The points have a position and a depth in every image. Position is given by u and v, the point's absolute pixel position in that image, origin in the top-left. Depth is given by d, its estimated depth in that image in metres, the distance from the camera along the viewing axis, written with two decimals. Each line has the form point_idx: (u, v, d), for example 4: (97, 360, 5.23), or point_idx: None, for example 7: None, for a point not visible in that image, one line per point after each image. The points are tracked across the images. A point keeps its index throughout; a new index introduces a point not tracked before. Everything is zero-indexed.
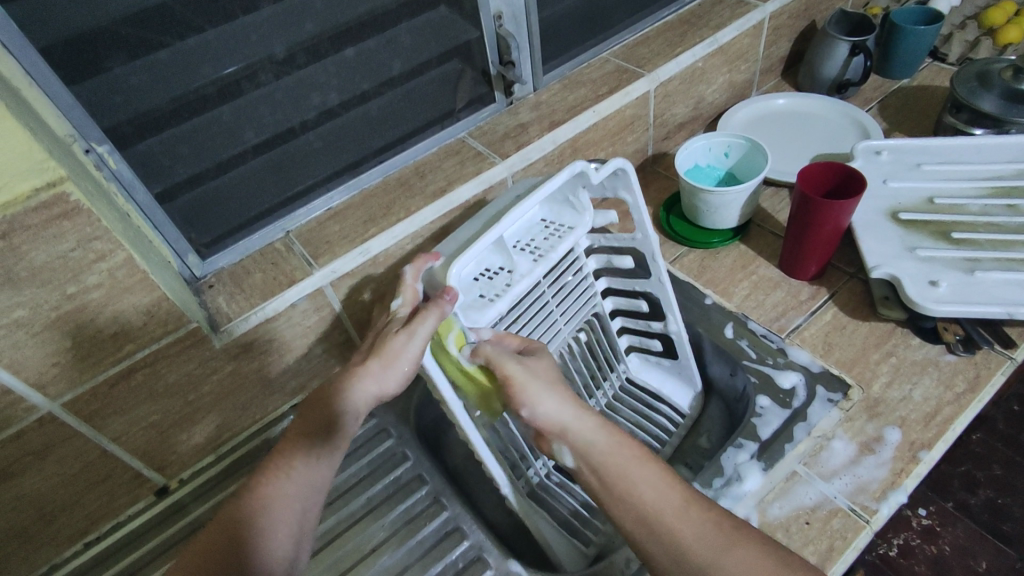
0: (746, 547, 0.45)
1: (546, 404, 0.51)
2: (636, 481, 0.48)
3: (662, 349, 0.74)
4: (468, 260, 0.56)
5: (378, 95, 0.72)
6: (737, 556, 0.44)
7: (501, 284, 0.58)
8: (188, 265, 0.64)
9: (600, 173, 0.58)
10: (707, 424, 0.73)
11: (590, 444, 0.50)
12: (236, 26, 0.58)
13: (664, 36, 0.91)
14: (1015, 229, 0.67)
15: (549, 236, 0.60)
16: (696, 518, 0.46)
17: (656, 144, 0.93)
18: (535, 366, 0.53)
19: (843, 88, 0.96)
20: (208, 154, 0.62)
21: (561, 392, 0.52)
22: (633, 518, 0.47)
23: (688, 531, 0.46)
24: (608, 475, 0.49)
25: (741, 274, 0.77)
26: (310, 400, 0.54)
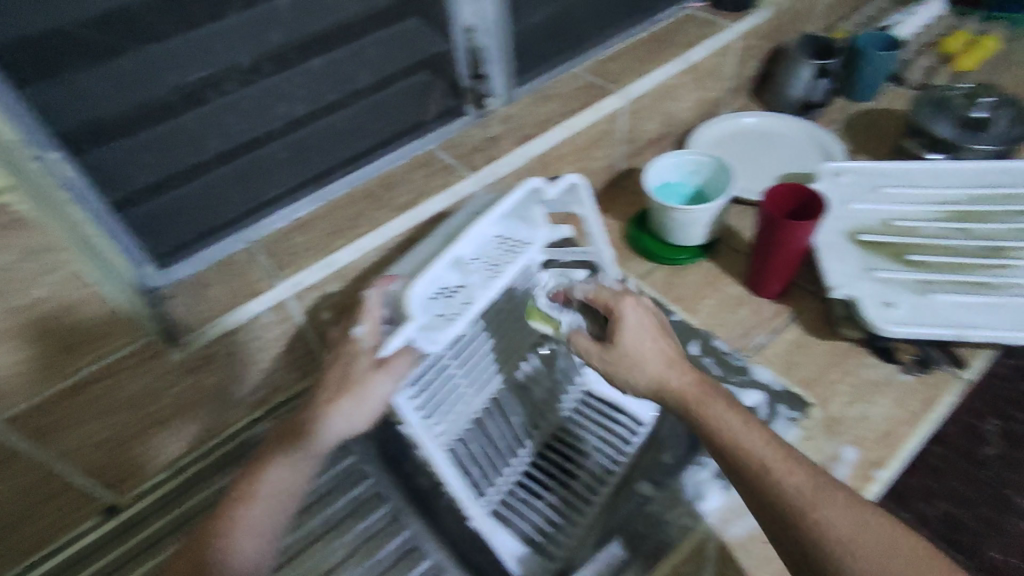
0: (837, 502, 0.47)
1: (633, 378, 0.56)
2: (738, 435, 0.51)
3: None
4: (430, 280, 0.54)
5: (346, 106, 0.72)
6: (827, 502, 0.47)
7: (460, 302, 0.57)
8: (146, 275, 0.62)
9: (553, 195, 0.62)
10: (668, 439, 0.70)
11: (688, 402, 0.54)
12: (203, 34, 0.57)
13: (634, 53, 0.92)
14: (968, 253, 0.69)
15: (505, 254, 0.62)
16: (795, 476, 0.49)
17: (626, 160, 0.93)
18: (621, 340, 0.57)
19: (808, 108, 0.99)
20: (169, 162, 0.61)
21: (652, 355, 0.56)
22: (741, 471, 0.50)
23: (789, 485, 0.48)
24: (703, 428, 0.53)
25: (707, 291, 0.78)
26: (273, 444, 0.57)
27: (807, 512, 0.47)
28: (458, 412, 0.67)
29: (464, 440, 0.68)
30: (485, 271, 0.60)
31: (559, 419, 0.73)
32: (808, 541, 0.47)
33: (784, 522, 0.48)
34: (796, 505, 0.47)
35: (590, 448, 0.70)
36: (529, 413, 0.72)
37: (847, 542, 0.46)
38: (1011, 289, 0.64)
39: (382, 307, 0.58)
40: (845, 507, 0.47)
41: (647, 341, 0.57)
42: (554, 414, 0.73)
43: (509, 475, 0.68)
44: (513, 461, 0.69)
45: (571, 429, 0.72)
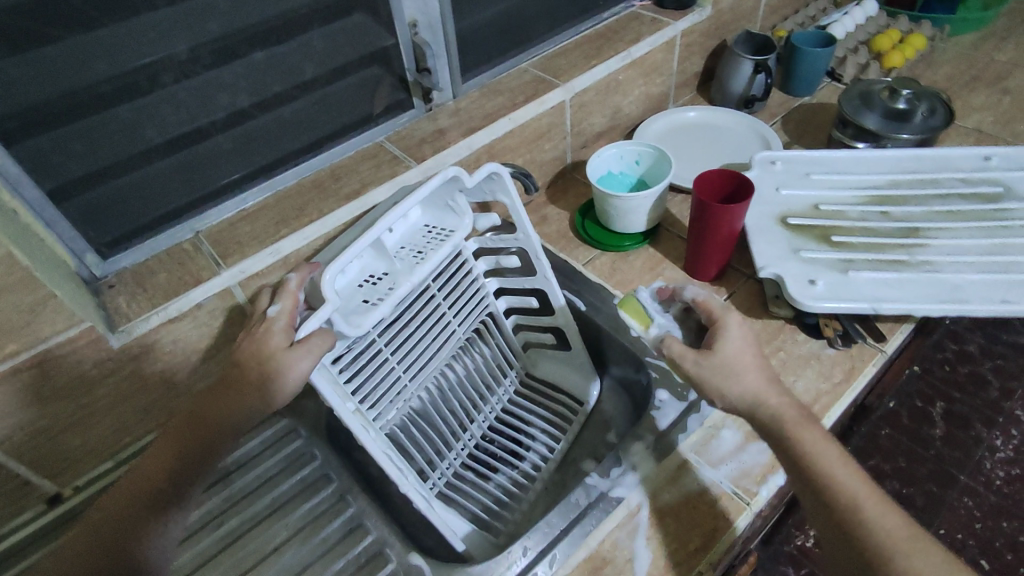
0: (934, 549, 0.45)
1: (726, 392, 0.57)
2: (832, 467, 0.51)
3: (555, 341, 0.80)
4: (344, 267, 0.57)
5: (292, 99, 0.73)
6: (923, 558, 0.45)
7: (384, 288, 0.59)
8: (86, 265, 0.64)
9: (474, 177, 0.61)
10: (611, 412, 0.78)
11: (783, 425, 0.54)
12: (132, 24, 0.58)
13: (580, 49, 0.95)
14: (887, 233, 0.73)
15: (431, 241, 0.63)
16: (893, 519, 0.47)
17: (574, 153, 0.96)
18: (736, 352, 0.58)
19: (749, 104, 1.03)
20: (105, 152, 0.61)
21: (752, 377, 0.56)
22: (829, 504, 0.49)
23: (885, 524, 0.47)
24: (792, 456, 0.52)
25: (650, 275, 0.81)
26: (188, 425, 0.57)
27: (893, 559, 0.45)
28: (396, 399, 0.67)
29: (404, 428, 0.69)
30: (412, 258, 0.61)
31: (500, 404, 0.79)
32: None
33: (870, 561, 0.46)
34: (887, 552, 0.45)
35: (537, 430, 0.77)
36: (472, 400, 0.76)
37: None
38: (924, 266, 0.68)
39: (304, 291, 0.59)
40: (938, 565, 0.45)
41: (750, 355, 0.58)
42: (495, 398, 0.79)
43: (453, 459, 0.73)
44: (456, 444, 0.73)
45: (511, 409, 0.79)
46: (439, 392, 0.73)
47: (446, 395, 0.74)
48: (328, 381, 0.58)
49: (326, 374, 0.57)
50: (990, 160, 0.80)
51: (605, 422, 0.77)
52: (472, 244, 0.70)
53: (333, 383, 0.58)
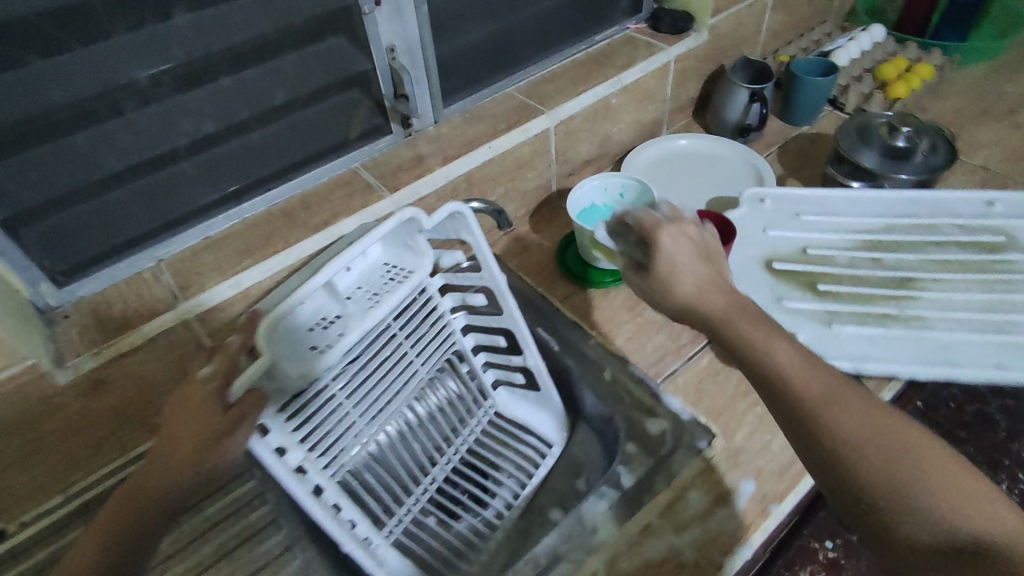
0: (852, 399, 0.43)
1: (663, 305, 0.53)
2: (752, 336, 0.48)
3: (525, 382, 0.78)
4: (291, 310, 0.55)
5: (260, 124, 0.70)
6: (850, 409, 0.43)
7: (334, 334, 0.57)
8: (40, 294, 0.61)
9: (434, 218, 0.59)
10: (580, 461, 0.76)
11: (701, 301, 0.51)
12: (86, 52, 0.55)
13: (570, 73, 0.92)
14: (877, 283, 0.69)
15: (388, 281, 0.61)
16: (813, 379, 0.45)
17: (560, 181, 0.93)
18: (676, 263, 0.53)
19: (744, 133, 0.99)
20: (62, 180, 0.60)
21: (688, 281, 0.52)
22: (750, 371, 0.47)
23: (804, 381, 0.45)
24: (716, 333, 0.50)
25: (628, 315, 0.79)
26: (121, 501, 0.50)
27: (807, 413, 0.43)
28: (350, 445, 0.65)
29: (359, 474, 0.69)
30: (367, 299, 0.60)
31: (466, 446, 0.77)
32: (810, 433, 0.43)
33: (790, 416, 0.44)
34: (800, 409, 0.44)
35: (503, 475, 0.76)
36: (434, 443, 0.75)
37: (852, 440, 0.42)
38: (914, 320, 0.65)
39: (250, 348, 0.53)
40: (866, 413, 0.43)
41: (684, 266, 0.52)
42: (460, 440, 0.77)
43: (412, 505, 0.72)
44: (415, 489, 0.72)
45: (477, 451, 0.77)
46: (399, 435, 0.73)
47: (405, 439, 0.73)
48: (274, 431, 0.58)
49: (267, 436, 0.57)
50: (992, 205, 0.76)
51: (575, 468, 0.76)
52: (437, 279, 0.68)
53: (279, 431, 0.58)
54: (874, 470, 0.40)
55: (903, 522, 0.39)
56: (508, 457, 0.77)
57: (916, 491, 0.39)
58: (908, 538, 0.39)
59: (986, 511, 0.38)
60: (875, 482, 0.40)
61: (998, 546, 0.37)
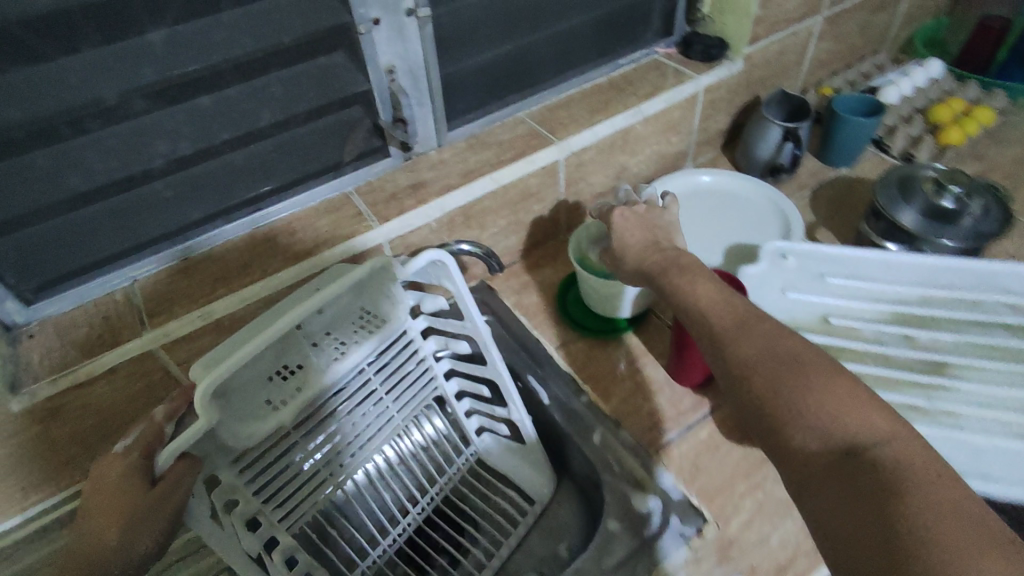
0: (762, 326, 0.45)
1: (619, 267, 0.59)
2: (677, 280, 0.52)
3: (509, 433, 0.73)
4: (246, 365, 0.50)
5: (243, 145, 0.67)
6: (751, 335, 0.45)
7: (292, 388, 0.54)
8: (8, 311, 0.60)
9: (410, 270, 0.57)
10: (561, 528, 0.70)
11: (641, 264, 0.56)
12: (47, 69, 0.52)
13: (587, 100, 0.86)
14: (905, 366, 0.62)
15: (359, 330, 0.58)
16: (724, 309, 0.47)
17: (570, 214, 0.87)
18: (627, 230, 0.59)
19: (775, 172, 0.92)
20: (22, 199, 0.57)
21: (633, 248, 0.58)
22: (680, 305, 0.51)
23: (719, 311, 0.48)
24: (654, 282, 0.54)
25: (628, 371, 0.73)
26: None
27: (719, 339, 0.46)
28: (310, 495, 0.61)
29: (324, 519, 0.66)
30: (335, 349, 0.57)
31: (441, 495, 0.72)
32: (718, 354, 0.46)
33: (706, 342, 0.47)
34: (712, 335, 0.47)
35: (480, 529, 0.71)
36: (406, 489, 0.71)
37: (750, 357, 0.44)
38: (941, 416, 0.58)
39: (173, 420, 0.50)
40: (767, 337, 0.45)
41: (633, 237, 0.59)
42: (435, 488, 0.72)
43: (378, 555, 0.67)
44: (382, 539, 0.68)
45: (454, 501, 0.73)
46: (369, 479, 0.69)
47: (373, 485, 0.69)
48: (225, 485, 0.53)
49: (203, 503, 0.50)
50: None
51: (556, 531, 0.70)
52: (418, 321, 0.64)
53: (229, 486, 0.53)
54: (763, 382, 0.42)
55: (794, 433, 0.41)
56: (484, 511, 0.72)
57: (798, 398, 0.41)
58: (797, 446, 0.40)
59: (858, 416, 0.39)
60: (761, 393, 0.42)
61: (876, 446, 0.38)
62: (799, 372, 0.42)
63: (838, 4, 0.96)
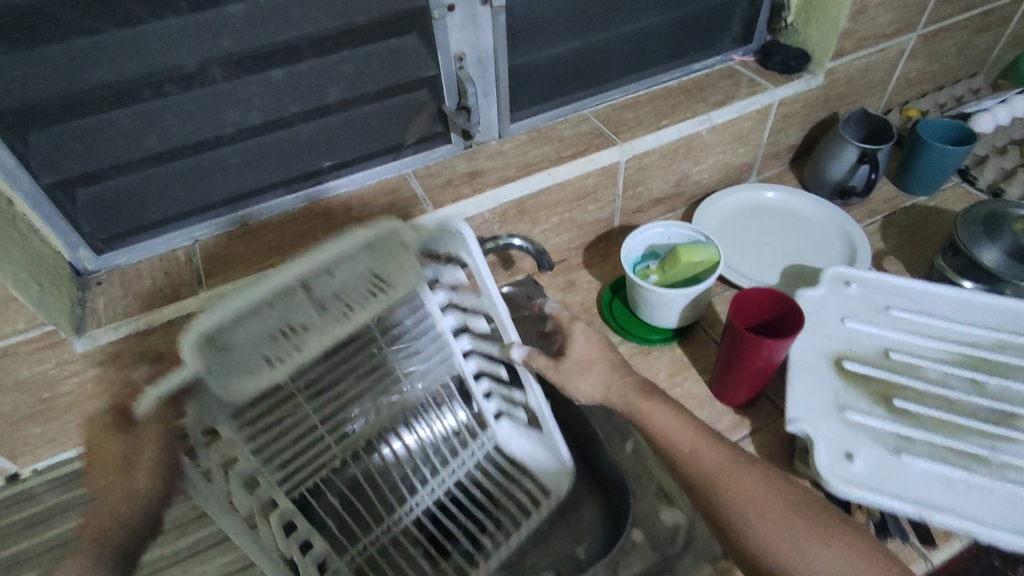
0: (747, 476, 0.51)
1: (583, 389, 0.58)
2: (655, 416, 0.54)
3: (527, 417, 0.71)
4: (250, 323, 0.49)
5: (310, 119, 0.68)
6: (743, 484, 0.50)
7: (293, 344, 0.55)
8: (80, 258, 0.65)
9: (421, 232, 0.55)
10: (587, 531, 0.69)
11: (611, 392, 0.57)
12: (134, 33, 0.55)
13: (655, 103, 0.84)
14: (969, 412, 0.58)
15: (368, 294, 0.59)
16: (708, 452, 0.52)
17: (624, 216, 0.86)
18: (586, 354, 0.59)
19: (846, 196, 0.87)
20: (103, 153, 0.60)
21: (595, 373, 0.58)
22: (661, 444, 0.53)
23: (708, 454, 0.52)
24: (632, 413, 0.56)
25: (668, 382, 0.71)
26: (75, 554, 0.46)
27: (717, 486, 0.50)
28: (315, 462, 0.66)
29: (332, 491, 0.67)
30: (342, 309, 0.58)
31: (452, 480, 0.72)
32: (716, 504, 0.50)
33: (699, 487, 0.51)
34: (708, 482, 0.51)
35: (489, 516, 0.68)
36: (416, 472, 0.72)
37: (752, 509, 0.49)
38: (1007, 469, 0.54)
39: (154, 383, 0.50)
40: (757, 488, 0.50)
41: (600, 347, 0.59)
42: (446, 472, 0.72)
43: (380, 535, 0.67)
44: (387, 519, 0.68)
45: (465, 486, 0.71)
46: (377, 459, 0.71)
47: (384, 467, 0.71)
48: (224, 439, 0.55)
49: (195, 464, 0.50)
50: None
51: (577, 533, 0.68)
52: (436, 294, 0.66)
53: (228, 441, 0.56)
54: (771, 536, 0.48)
55: None
56: (501, 499, 0.69)
57: (808, 558, 0.47)
58: None
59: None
60: (768, 550, 0.48)
61: None
62: (798, 528, 0.48)
63: (934, 22, 0.90)
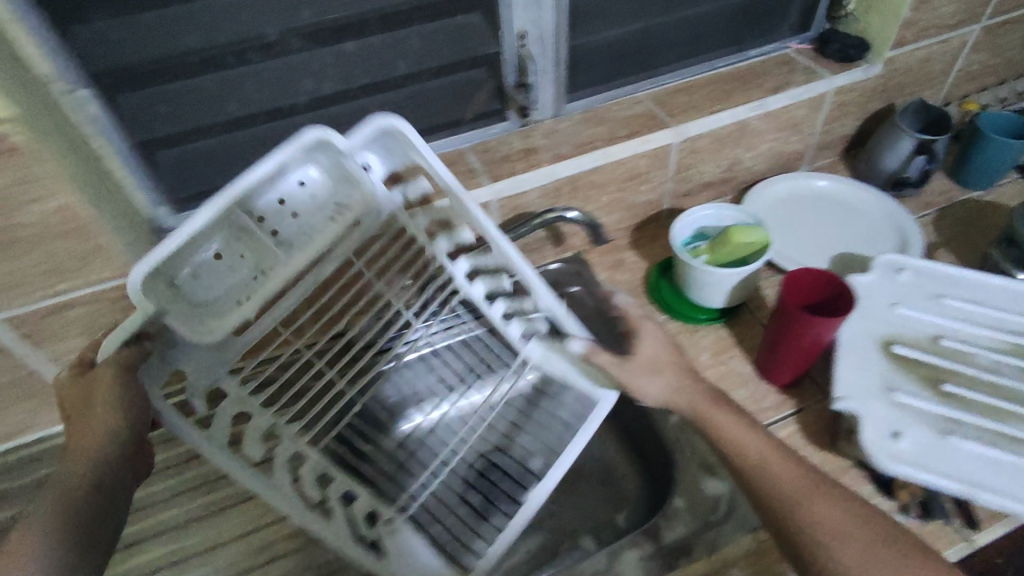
0: (824, 499, 0.51)
1: (650, 391, 0.60)
2: (729, 430, 0.56)
3: (549, 328, 0.69)
4: (203, 271, 0.52)
5: (376, 91, 0.71)
6: (819, 507, 0.50)
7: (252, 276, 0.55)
8: (160, 216, 0.66)
9: (358, 138, 0.52)
10: (630, 497, 0.72)
11: (682, 402, 0.59)
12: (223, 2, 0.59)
13: (709, 87, 0.85)
14: (1020, 400, 0.58)
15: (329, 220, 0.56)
16: (784, 471, 0.53)
17: (673, 200, 0.87)
18: (651, 353, 0.61)
19: (899, 186, 0.87)
20: (188, 116, 0.64)
21: (660, 372, 0.60)
22: (736, 460, 0.55)
23: (783, 472, 0.53)
24: (706, 426, 0.57)
25: (713, 360, 0.73)
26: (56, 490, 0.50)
27: (790, 505, 0.51)
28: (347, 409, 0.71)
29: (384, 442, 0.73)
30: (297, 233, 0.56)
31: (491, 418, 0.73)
32: (788, 523, 0.51)
33: (771, 504, 0.52)
34: (781, 500, 0.52)
35: None
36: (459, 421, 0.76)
37: (826, 531, 0.49)
38: None
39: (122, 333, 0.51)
40: (834, 512, 0.50)
41: (666, 348, 0.62)
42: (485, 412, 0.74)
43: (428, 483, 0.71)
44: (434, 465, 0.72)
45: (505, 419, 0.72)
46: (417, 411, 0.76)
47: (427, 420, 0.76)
48: (232, 396, 0.58)
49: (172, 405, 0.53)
50: None
51: (620, 500, 0.72)
52: (414, 220, 0.62)
53: (236, 397, 0.58)
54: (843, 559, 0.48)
55: None
56: None
57: None
58: None
59: None
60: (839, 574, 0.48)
61: None
62: (873, 555, 0.48)
63: (1000, 14, 0.88)
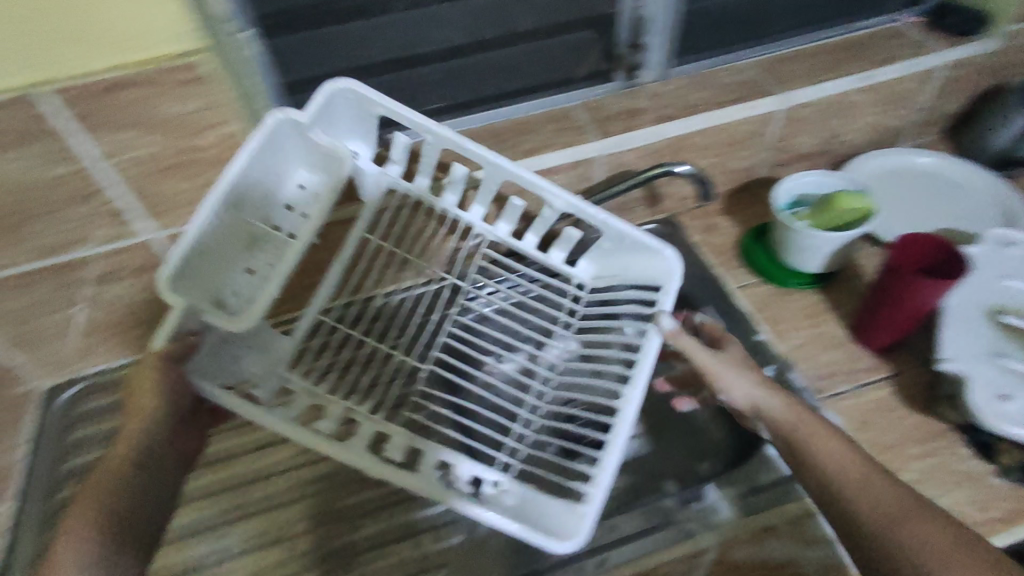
0: (924, 521, 0.48)
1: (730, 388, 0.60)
2: (815, 445, 0.54)
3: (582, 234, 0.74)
4: (241, 287, 0.59)
5: (500, 42, 0.77)
6: (919, 528, 0.48)
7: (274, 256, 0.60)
8: None
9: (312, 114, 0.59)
10: (713, 449, 0.72)
11: (760, 405, 0.59)
12: None
13: (819, 57, 0.84)
14: None
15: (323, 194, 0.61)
16: (879, 491, 0.51)
17: (769, 168, 0.88)
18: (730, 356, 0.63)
19: (1007, 164, 0.89)
20: (337, 57, 0.70)
21: (749, 374, 0.60)
22: (824, 482, 0.53)
23: (880, 494, 0.51)
24: (789, 441, 0.56)
25: (807, 322, 0.74)
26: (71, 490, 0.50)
27: (889, 527, 0.49)
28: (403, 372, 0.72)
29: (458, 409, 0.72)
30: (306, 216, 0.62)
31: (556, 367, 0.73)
32: (889, 548, 0.48)
33: (870, 528, 0.50)
34: (878, 524, 0.49)
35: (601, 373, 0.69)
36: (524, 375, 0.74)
37: (932, 556, 0.47)
38: None
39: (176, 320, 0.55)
40: (936, 534, 0.48)
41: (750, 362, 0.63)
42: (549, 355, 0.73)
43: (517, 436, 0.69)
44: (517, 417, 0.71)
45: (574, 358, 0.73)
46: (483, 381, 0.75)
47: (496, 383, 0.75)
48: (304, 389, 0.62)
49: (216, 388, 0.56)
50: None
51: (705, 451, 0.72)
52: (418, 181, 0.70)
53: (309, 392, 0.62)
54: None
55: None
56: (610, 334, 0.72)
57: None
58: None
59: None
60: None
61: None
62: None
63: None
